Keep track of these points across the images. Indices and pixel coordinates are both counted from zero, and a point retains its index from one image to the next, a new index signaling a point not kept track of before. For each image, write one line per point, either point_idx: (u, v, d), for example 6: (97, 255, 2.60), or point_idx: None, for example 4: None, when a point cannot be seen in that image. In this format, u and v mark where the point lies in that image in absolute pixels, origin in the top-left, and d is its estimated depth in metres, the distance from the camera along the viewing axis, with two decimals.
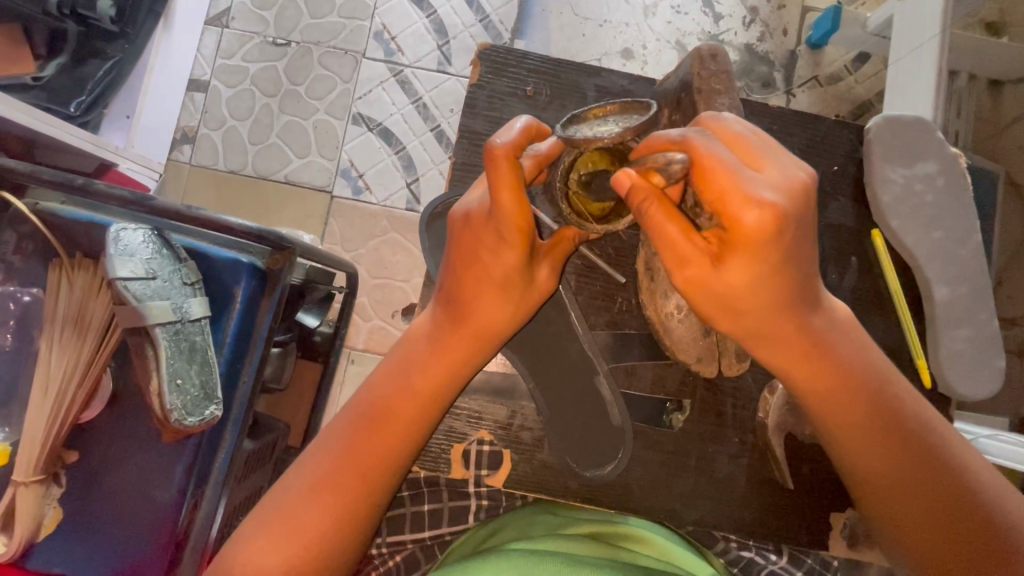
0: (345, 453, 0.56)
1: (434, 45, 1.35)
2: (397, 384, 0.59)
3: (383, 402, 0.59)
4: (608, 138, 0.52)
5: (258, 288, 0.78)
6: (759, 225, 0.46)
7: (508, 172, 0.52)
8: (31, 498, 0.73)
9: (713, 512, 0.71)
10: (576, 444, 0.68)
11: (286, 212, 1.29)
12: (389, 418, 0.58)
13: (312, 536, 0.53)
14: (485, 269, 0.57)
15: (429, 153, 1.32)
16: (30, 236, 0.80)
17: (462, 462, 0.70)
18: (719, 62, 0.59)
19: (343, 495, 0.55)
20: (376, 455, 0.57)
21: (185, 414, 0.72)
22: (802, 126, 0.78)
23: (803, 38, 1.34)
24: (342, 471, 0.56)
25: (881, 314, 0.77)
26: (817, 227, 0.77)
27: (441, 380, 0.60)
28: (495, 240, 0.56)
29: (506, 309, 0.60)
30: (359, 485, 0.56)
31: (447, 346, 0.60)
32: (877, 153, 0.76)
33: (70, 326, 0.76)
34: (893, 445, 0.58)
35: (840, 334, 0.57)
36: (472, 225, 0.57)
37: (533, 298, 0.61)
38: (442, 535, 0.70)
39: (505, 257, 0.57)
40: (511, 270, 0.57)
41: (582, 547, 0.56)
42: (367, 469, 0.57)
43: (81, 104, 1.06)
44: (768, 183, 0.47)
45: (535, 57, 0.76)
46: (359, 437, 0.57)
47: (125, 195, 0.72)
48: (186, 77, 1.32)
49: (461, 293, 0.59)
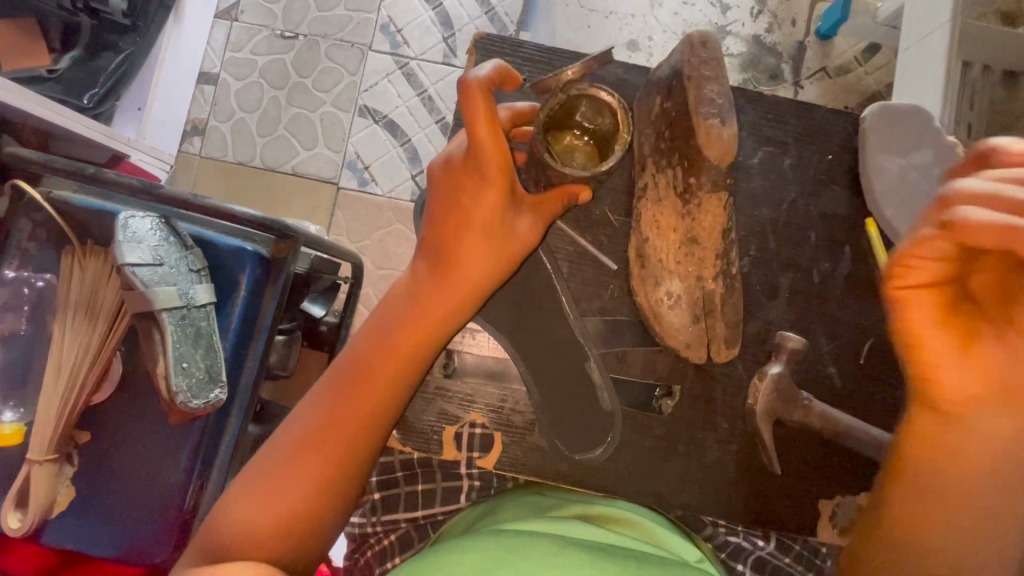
0: (331, 408, 0.57)
1: (439, 37, 1.35)
2: (379, 340, 0.60)
3: (365, 359, 0.59)
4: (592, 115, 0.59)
5: (263, 276, 0.81)
6: None
7: (482, 105, 0.54)
8: (45, 476, 0.75)
9: (703, 499, 0.71)
10: (561, 408, 0.68)
11: (292, 203, 1.31)
12: (377, 368, 0.59)
13: (298, 496, 0.54)
14: (466, 215, 0.59)
15: (433, 145, 1.33)
16: (43, 224, 0.82)
17: (454, 443, 0.70)
18: (710, 49, 0.57)
19: (328, 451, 0.56)
20: (363, 413, 0.58)
21: (191, 397, 0.74)
22: (798, 113, 0.76)
23: (812, 29, 1.33)
24: (327, 425, 0.57)
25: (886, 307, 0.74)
26: (811, 216, 0.75)
27: (425, 329, 0.60)
28: (476, 184, 0.58)
29: (488, 260, 0.61)
30: (345, 439, 0.57)
31: (428, 300, 0.60)
32: (873, 141, 0.73)
33: (82, 311, 0.78)
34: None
35: None
36: (454, 169, 0.60)
37: (515, 248, 0.62)
38: (434, 515, 0.71)
39: (485, 204, 0.59)
40: (492, 213, 0.59)
41: (573, 532, 0.56)
42: (354, 422, 0.57)
43: (94, 97, 1.08)
44: None
45: (531, 46, 0.75)
46: (343, 395, 0.58)
47: (134, 183, 0.75)
48: (196, 70, 1.34)
49: (444, 242, 0.60)
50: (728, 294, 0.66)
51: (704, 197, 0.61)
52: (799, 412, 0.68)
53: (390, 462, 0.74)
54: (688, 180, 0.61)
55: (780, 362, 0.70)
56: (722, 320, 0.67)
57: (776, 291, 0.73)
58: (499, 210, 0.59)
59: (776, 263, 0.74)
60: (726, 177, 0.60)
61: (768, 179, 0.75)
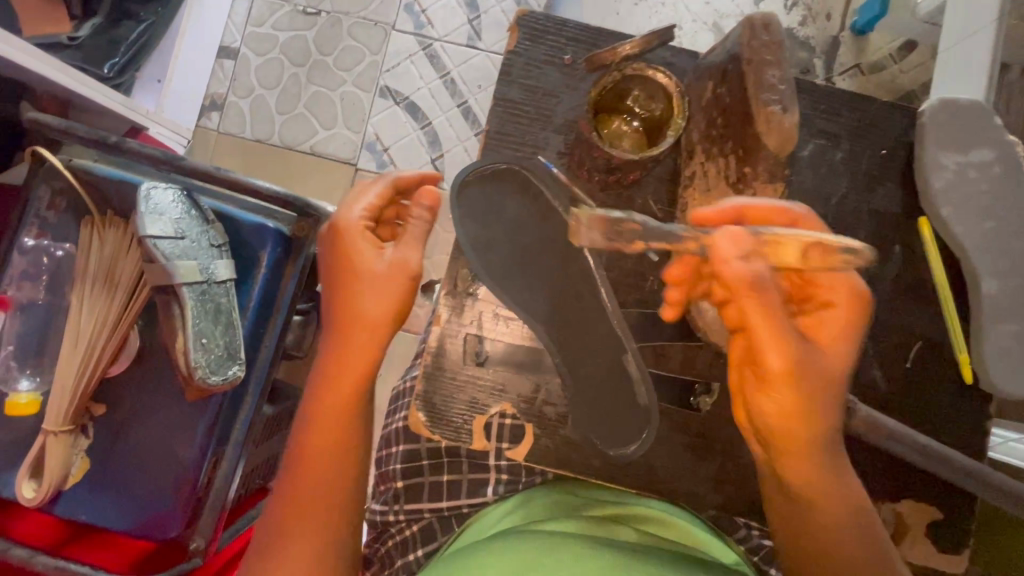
0: (297, 472, 0.59)
1: (464, 18, 1.32)
2: (319, 389, 0.60)
3: (317, 419, 0.60)
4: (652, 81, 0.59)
5: (283, 254, 0.80)
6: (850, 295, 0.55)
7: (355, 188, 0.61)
8: (59, 447, 0.75)
9: (737, 500, 0.68)
10: (595, 420, 0.65)
11: (310, 181, 1.29)
12: (322, 427, 0.59)
13: (303, 555, 0.56)
14: (354, 268, 0.59)
15: (455, 130, 1.30)
16: (63, 193, 0.81)
17: (483, 433, 0.67)
18: (771, 33, 0.57)
19: (314, 508, 0.58)
20: (322, 466, 0.59)
21: (209, 373, 0.72)
22: (851, 106, 0.72)
23: (847, 23, 1.29)
24: (303, 492, 0.58)
25: (934, 310, 0.70)
26: (860, 214, 0.71)
27: (362, 365, 0.59)
28: (335, 250, 0.60)
29: (389, 299, 0.59)
30: (323, 493, 0.58)
31: (352, 345, 0.59)
32: (932, 136, 0.70)
33: (100, 282, 0.77)
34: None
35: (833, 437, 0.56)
36: (338, 235, 0.60)
37: (406, 278, 0.59)
38: (460, 508, 0.70)
39: (364, 253, 0.59)
40: (360, 266, 0.59)
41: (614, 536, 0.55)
42: (321, 476, 0.59)
43: (115, 66, 1.06)
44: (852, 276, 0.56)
45: (575, 25, 0.69)
46: (303, 457, 0.59)
47: (156, 154, 0.75)
48: (216, 44, 1.32)
49: (344, 297, 0.59)
50: None
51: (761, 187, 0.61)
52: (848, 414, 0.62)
53: (417, 450, 0.73)
54: (743, 169, 0.61)
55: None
56: None
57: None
58: (372, 251, 0.59)
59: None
60: (781, 170, 0.61)
61: (816, 174, 0.70)
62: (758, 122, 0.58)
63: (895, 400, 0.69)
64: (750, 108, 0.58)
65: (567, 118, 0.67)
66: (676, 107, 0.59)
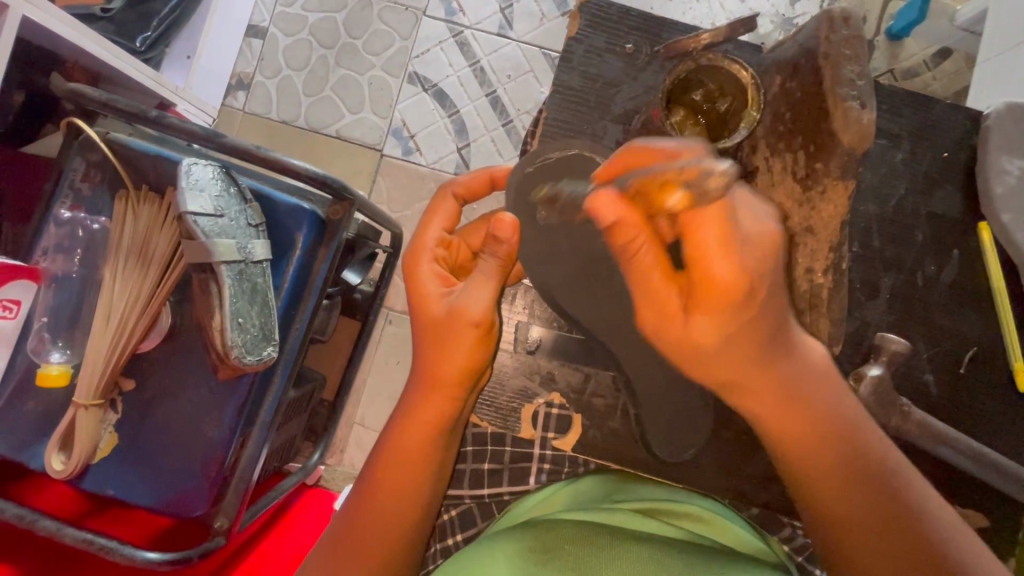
0: (356, 511, 0.57)
1: (496, 7, 1.31)
2: (395, 429, 0.58)
3: (387, 461, 0.57)
4: (733, 67, 0.58)
5: (317, 237, 0.79)
6: (731, 277, 0.46)
7: (434, 213, 0.63)
8: (89, 421, 0.74)
9: (784, 498, 0.68)
10: (654, 416, 0.67)
11: (335, 164, 1.29)
12: (387, 463, 0.57)
13: None
14: (437, 319, 0.57)
15: (482, 119, 1.29)
16: (99, 165, 0.80)
17: (531, 422, 0.70)
18: (851, 27, 0.54)
19: (370, 550, 0.55)
20: (390, 499, 0.56)
21: (244, 352, 0.72)
22: (916, 107, 0.72)
23: (883, 27, 1.25)
24: (362, 532, 0.56)
25: (979, 315, 0.71)
26: (918, 215, 0.71)
27: (439, 415, 0.58)
28: (418, 291, 0.59)
29: (457, 351, 0.56)
30: (385, 536, 0.56)
31: (426, 407, 0.57)
32: (995, 140, 0.70)
33: (133, 258, 0.76)
34: (874, 501, 0.50)
35: (769, 397, 0.51)
36: (414, 276, 0.59)
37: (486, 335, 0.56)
38: (501, 495, 0.73)
39: (430, 298, 0.58)
40: (437, 317, 0.57)
41: (677, 532, 0.55)
42: (384, 520, 0.56)
43: (146, 40, 1.05)
44: (744, 240, 0.47)
45: (638, 14, 0.70)
46: (366, 498, 0.57)
47: (197, 129, 0.73)
48: (245, 23, 1.31)
49: (430, 344, 0.57)
50: (834, 291, 0.61)
51: (830, 185, 0.57)
52: (896, 417, 0.63)
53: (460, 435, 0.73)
54: (813, 165, 0.58)
55: (880, 363, 0.65)
56: (825, 316, 0.62)
57: (877, 291, 0.70)
58: (436, 295, 0.58)
59: (878, 262, 0.70)
60: (855, 167, 0.56)
61: (873, 174, 0.71)
62: (833, 119, 0.54)
63: (944, 403, 0.70)
64: (827, 101, 0.54)
65: (626, 107, 0.69)
66: (750, 97, 0.58)
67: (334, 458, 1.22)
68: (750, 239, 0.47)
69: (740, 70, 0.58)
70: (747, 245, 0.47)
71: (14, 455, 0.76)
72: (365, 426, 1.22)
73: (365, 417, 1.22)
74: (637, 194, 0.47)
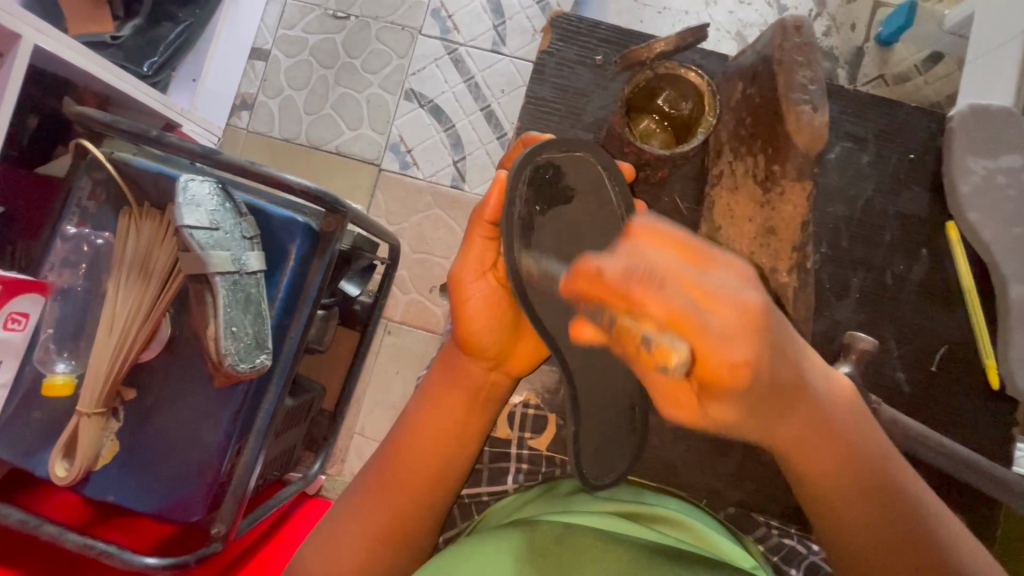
0: (382, 464, 0.62)
1: (490, 24, 1.35)
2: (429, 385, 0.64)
3: (416, 422, 0.62)
4: (689, 76, 0.61)
5: (312, 248, 0.82)
6: (726, 367, 0.40)
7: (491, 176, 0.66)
8: (91, 428, 0.76)
9: (757, 494, 0.73)
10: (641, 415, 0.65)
11: (333, 180, 1.32)
12: (419, 423, 0.62)
13: (371, 534, 0.58)
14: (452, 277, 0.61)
15: (477, 133, 1.32)
16: (103, 183, 0.84)
17: (507, 422, 0.74)
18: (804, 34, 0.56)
19: (389, 500, 0.60)
20: (414, 459, 0.61)
21: (238, 360, 0.75)
22: (882, 111, 0.73)
23: (872, 34, 1.25)
24: (386, 483, 0.60)
25: (953, 315, 0.71)
26: (888, 216, 0.72)
27: (458, 382, 0.63)
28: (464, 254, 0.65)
29: (466, 308, 0.59)
30: (404, 488, 0.60)
31: (449, 372, 0.63)
32: (962, 141, 0.71)
33: (135, 270, 0.79)
34: (885, 527, 0.52)
35: (790, 446, 0.53)
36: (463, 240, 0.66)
37: (487, 298, 0.59)
38: (479, 496, 0.72)
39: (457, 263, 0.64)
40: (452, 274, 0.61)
41: (666, 540, 0.56)
42: (403, 472, 0.61)
43: (153, 65, 1.10)
44: (719, 315, 0.40)
45: (607, 27, 0.73)
46: (391, 450, 0.62)
47: (194, 147, 0.75)
48: (248, 46, 1.36)
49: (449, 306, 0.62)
50: (800, 289, 0.61)
51: (788, 185, 0.60)
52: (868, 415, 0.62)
53: None
54: (771, 167, 0.60)
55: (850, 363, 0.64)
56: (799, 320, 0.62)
57: (847, 290, 0.71)
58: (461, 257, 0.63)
59: (848, 262, 0.71)
60: (811, 169, 0.59)
61: (843, 176, 0.72)
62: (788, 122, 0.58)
63: (918, 401, 0.70)
64: (783, 108, 0.57)
65: (598, 116, 0.72)
66: (707, 105, 0.60)
67: (335, 468, 1.23)
68: (731, 318, 0.40)
69: (697, 81, 0.60)
70: (725, 330, 0.40)
71: (21, 462, 0.79)
72: (365, 436, 1.24)
73: (365, 427, 1.24)
74: (608, 331, 0.45)
